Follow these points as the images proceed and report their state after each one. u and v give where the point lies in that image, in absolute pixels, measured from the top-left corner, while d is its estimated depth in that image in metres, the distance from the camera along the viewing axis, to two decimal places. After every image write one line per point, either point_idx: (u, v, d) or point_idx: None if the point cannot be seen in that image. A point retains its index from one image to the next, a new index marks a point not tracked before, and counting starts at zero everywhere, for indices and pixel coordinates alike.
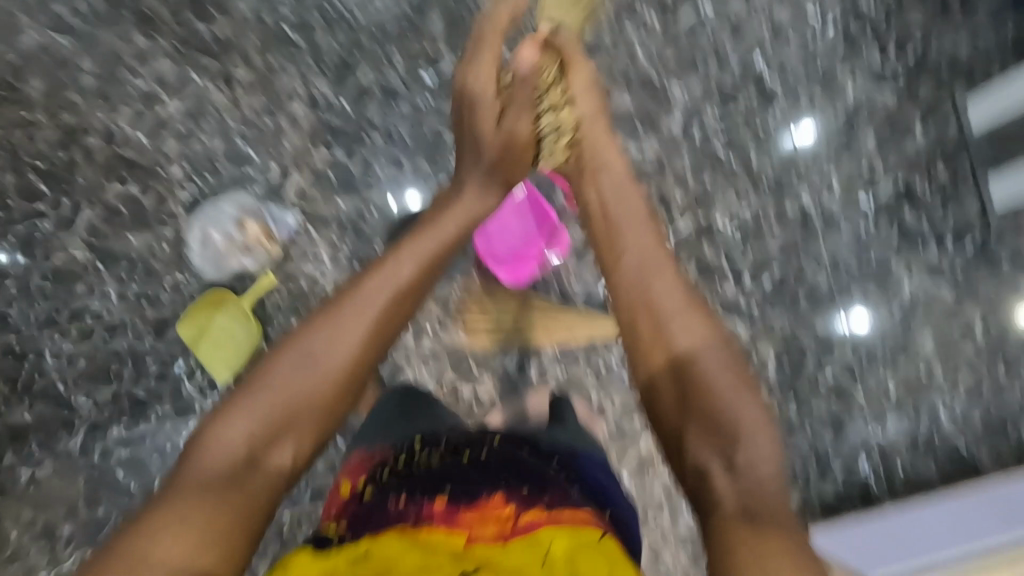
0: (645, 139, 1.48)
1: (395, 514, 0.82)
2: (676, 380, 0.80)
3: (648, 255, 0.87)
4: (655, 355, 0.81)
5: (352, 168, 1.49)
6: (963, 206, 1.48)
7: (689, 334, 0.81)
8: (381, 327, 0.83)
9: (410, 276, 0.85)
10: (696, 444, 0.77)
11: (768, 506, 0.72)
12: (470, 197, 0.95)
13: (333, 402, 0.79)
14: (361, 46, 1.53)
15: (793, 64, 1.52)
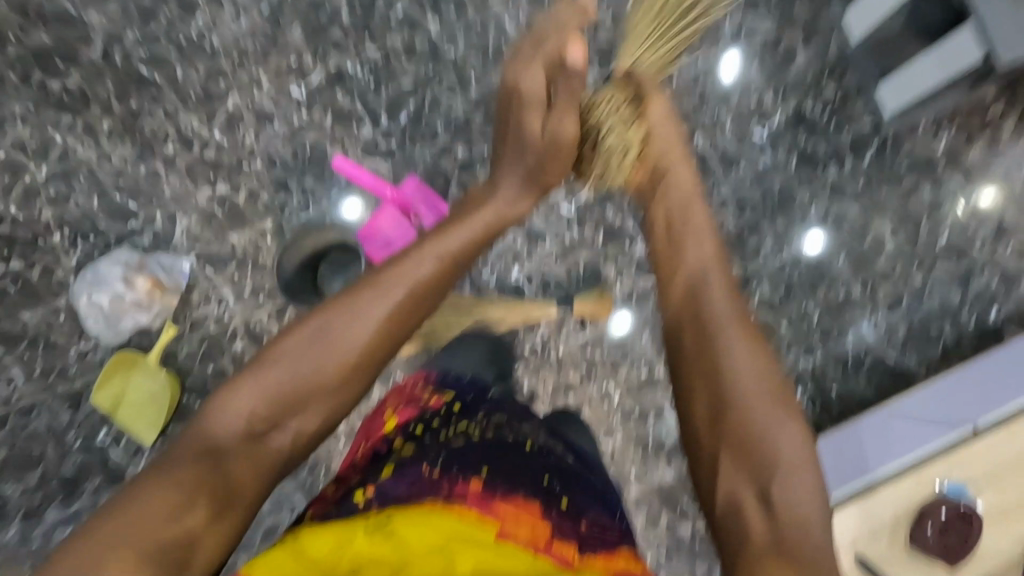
0: None
1: (426, 475, 0.89)
2: (710, 369, 0.85)
3: (710, 285, 0.92)
4: (694, 344, 0.88)
5: (241, 200, 1.44)
6: (856, 120, 1.48)
7: (715, 314, 0.89)
8: (393, 315, 0.86)
9: (428, 273, 0.89)
10: (730, 428, 0.83)
11: (799, 549, 0.75)
12: (502, 193, 1.00)
13: (344, 384, 0.83)
14: (224, 74, 1.48)
15: None
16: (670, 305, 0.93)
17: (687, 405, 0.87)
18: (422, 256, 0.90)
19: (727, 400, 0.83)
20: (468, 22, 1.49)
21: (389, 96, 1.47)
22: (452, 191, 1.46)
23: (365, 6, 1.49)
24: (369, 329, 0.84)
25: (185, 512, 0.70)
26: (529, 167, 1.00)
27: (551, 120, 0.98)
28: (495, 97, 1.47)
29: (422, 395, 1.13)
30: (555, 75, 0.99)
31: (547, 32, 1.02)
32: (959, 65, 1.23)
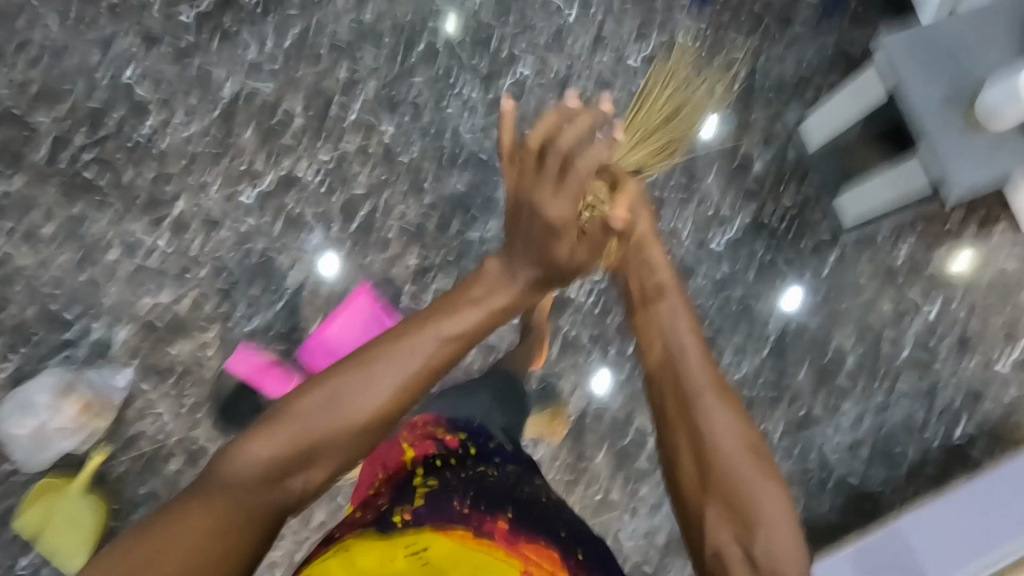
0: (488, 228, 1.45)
1: (454, 513, 0.81)
2: (687, 417, 0.79)
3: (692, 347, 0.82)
4: (676, 393, 0.80)
5: (185, 310, 1.39)
6: (816, 230, 1.45)
7: (700, 378, 0.79)
8: (421, 374, 0.77)
9: (467, 329, 0.78)
10: (716, 475, 0.76)
11: None
12: (519, 269, 0.78)
13: (363, 438, 0.75)
14: (172, 178, 1.44)
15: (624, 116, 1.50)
16: (651, 352, 0.83)
17: (667, 449, 0.81)
18: (461, 308, 0.78)
19: (705, 450, 0.77)
20: (423, 129, 1.48)
21: (341, 202, 1.44)
22: (402, 302, 1.41)
23: (319, 111, 1.48)
24: (395, 380, 0.76)
25: None
26: (543, 255, 0.75)
27: (579, 255, 0.74)
28: (449, 205, 1.45)
29: (438, 431, 1.01)
30: (508, 148, 0.74)
31: (530, 131, 0.70)
32: (909, 192, 1.21)
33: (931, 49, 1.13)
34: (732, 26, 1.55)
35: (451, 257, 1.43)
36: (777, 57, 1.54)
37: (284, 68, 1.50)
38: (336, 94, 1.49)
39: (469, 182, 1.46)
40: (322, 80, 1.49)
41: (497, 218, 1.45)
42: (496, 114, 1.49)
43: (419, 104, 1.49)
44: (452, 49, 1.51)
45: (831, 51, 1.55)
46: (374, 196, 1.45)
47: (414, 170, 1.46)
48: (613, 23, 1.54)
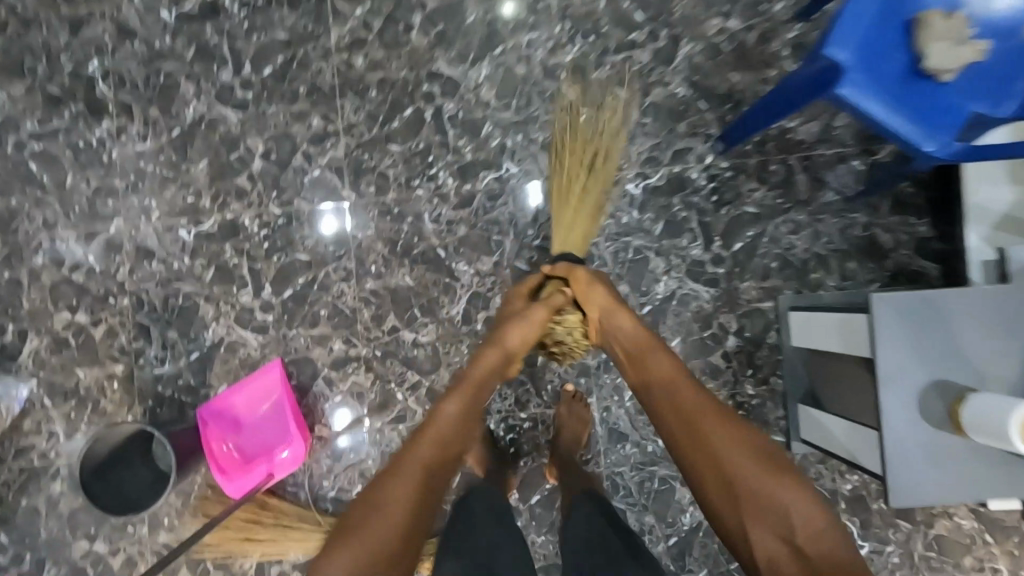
0: (423, 332, 1.34)
1: None
2: (696, 427, 0.83)
3: (674, 385, 0.88)
4: (676, 416, 0.85)
5: (98, 335, 1.35)
6: (767, 430, 1.33)
7: (691, 399, 0.86)
8: (458, 420, 0.88)
9: (477, 371, 0.93)
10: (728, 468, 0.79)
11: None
12: (509, 339, 0.94)
13: (430, 485, 0.82)
14: (115, 193, 1.36)
15: (602, 249, 1.35)
16: (647, 372, 0.91)
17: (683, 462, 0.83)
18: (465, 392, 0.90)
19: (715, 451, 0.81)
20: (385, 206, 1.35)
21: (279, 264, 1.35)
22: (316, 386, 1.34)
23: (281, 158, 1.36)
24: (450, 424, 0.87)
25: None
26: (528, 326, 0.95)
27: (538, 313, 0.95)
28: (390, 298, 1.34)
29: None
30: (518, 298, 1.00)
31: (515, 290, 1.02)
32: (869, 466, 1.06)
33: (918, 322, 0.98)
34: (758, 175, 1.35)
35: (377, 354, 1.34)
36: (795, 225, 1.34)
37: (256, 100, 1.36)
38: (303, 144, 1.36)
39: (417, 278, 1.35)
40: (292, 123, 1.36)
41: (436, 325, 1.34)
42: (466, 211, 1.35)
43: (387, 178, 1.36)
44: (439, 123, 1.35)
45: (860, 235, 1.34)
46: (315, 267, 1.35)
47: (363, 249, 1.35)
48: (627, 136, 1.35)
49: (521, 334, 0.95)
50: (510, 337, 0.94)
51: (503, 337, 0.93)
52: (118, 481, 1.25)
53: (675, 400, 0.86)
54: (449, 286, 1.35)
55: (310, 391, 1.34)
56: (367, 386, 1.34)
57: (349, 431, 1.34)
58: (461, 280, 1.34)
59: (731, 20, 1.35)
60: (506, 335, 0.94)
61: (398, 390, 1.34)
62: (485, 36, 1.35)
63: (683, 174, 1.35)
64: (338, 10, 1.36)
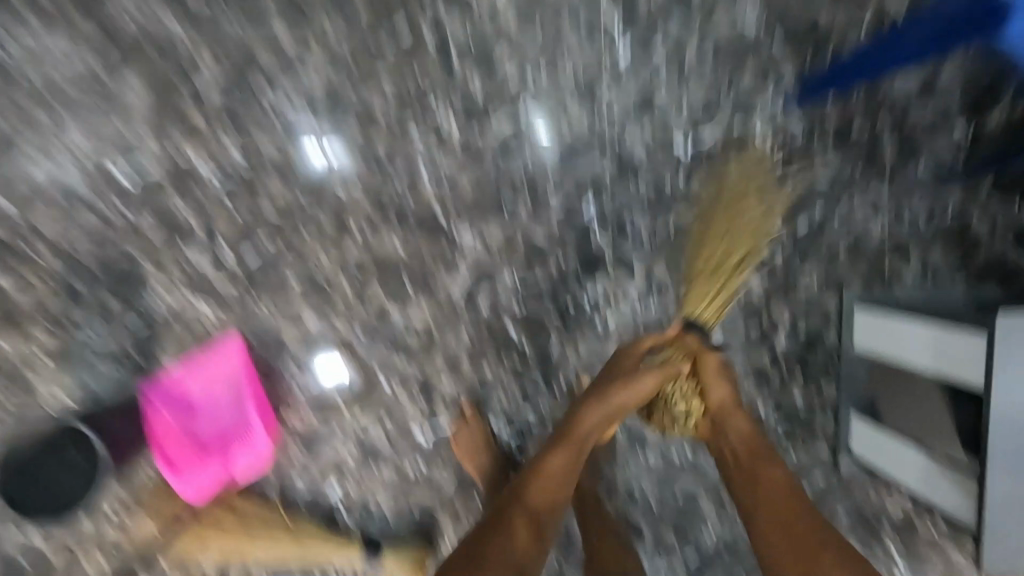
0: (417, 312, 1.12)
1: None
2: (778, 509, 0.85)
3: (771, 483, 0.88)
4: (789, 540, 0.81)
5: (10, 299, 1.09)
6: (813, 444, 1.14)
7: (778, 496, 0.86)
8: (561, 476, 0.90)
9: (585, 432, 0.92)
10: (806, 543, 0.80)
11: None
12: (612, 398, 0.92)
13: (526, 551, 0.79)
14: (25, 119, 1.06)
15: (637, 222, 1.11)
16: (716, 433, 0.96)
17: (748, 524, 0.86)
18: (566, 449, 0.92)
19: (803, 533, 0.81)
20: (373, 156, 1.09)
21: (241, 222, 1.10)
22: (286, 369, 1.13)
23: (242, 87, 1.07)
24: (557, 473, 0.90)
25: None
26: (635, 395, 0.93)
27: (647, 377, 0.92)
28: (376, 269, 1.11)
29: None
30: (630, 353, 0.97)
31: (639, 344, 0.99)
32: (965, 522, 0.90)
33: None
34: (835, 139, 1.09)
35: (359, 335, 1.12)
36: (873, 204, 1.10)
37: (208, 7, 1.05)
38: (270, 69, 1.07)
39: (410, 246, 1.11)
40: (255, 40, 1.06)
41: (431, 305, 1.11)
42: (472, 166, 1.09)
43: (375, 119, 1.08)
44: (443, 52, 1.07)
45: (950, 220, 1.10)
46: (286, 227, 1.10)
47: (345, 209, 1.10)
48: (678, 81, 1.08)
49: (592, 413, 0.93)
50: (634, 388, 0.92)
51: (610, 396, 0.92)
52: (37, 479, 1.04)
53: (785, 512, 0.84)
54: (449, 259, 1.11)
55: (278, 375, 1.13)
56: (347, 372, 1.13)
57: (325, 423, 1.14)
58: (463, 252, 1.10)
59: None
60: (595, 404, 0.93)
61: (384, 379, 1.13)
62: None
63: (743, 133, 1.10)
64: None
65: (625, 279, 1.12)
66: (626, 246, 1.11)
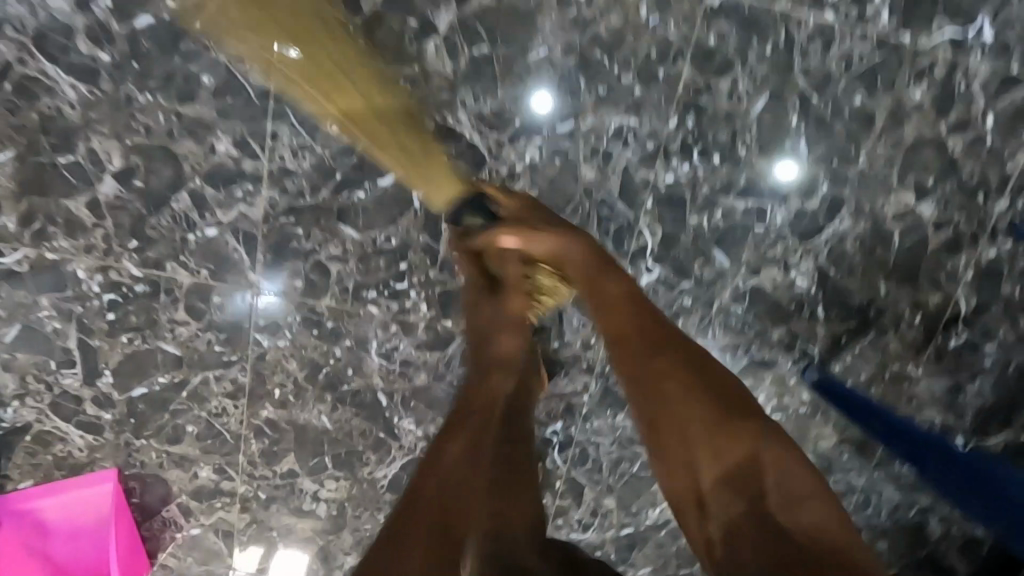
0: (332, 483, 0.96)
1: None
2: (715, 423, 0.65)
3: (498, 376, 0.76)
4: (714, 412, 0.66)
5: None
6: None
7: (660, 364, 0.69)
8: (466, 459, 0.65)
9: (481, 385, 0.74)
10: (738, 429, 0.64)
11: (711, 430, 0.65)
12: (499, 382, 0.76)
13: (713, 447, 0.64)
14: None
15: (602, 452, 0.97)
16: (631, 360, 0.70)
17: (814, 500, 0.59)
18: (459, 435, 0.68)
19: (708, 425, 0.65)
20: (313, 315, 0.86)
21: (132, 349, 0.87)
22: (167, 511, 0.97)
23: (152, 193, 0.79)
24: (459, 465, 0.65)
25: (722, 456, 0.63)
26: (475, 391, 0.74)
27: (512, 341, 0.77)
28: (293, 435, 0.93)
29: None
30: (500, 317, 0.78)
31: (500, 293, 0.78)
32: None
33: None
34: (839, 418, 0.98)
35: (262, 494, 0.97)
36: (847, 486, 1.02)
37: (115, 71, 0.74)
38: (195, 177, 0.79)
39: (338, 421, 0.92)
40: (179, 134, 0.77)
41: (350, 481, 0.96)
42: (433, 354, 0.89)
43: (325, 274, 0.84)
44: (431, 219, 0.82)
45: (914, 518, 1.04)
46: (190, 368, 0.88)
47: (268, 364, 0.89)
48: (698, 323, 0.90)
49: (508, 344, 0.77)
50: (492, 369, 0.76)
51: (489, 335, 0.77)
52: None
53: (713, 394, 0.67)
54: (382, 442, 0.94)
55: (157, 514, 0.97)
56: (238, 527, 0.98)
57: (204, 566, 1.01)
58: (399, 439, 0.94)
59: (927, 203, 0.86)
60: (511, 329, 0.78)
61: (280, 539, 1.00)
62: (546, 96, 0.78)
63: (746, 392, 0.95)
64: None
65: (659, 380, 0.68)
66: (582, 471, 0.98)
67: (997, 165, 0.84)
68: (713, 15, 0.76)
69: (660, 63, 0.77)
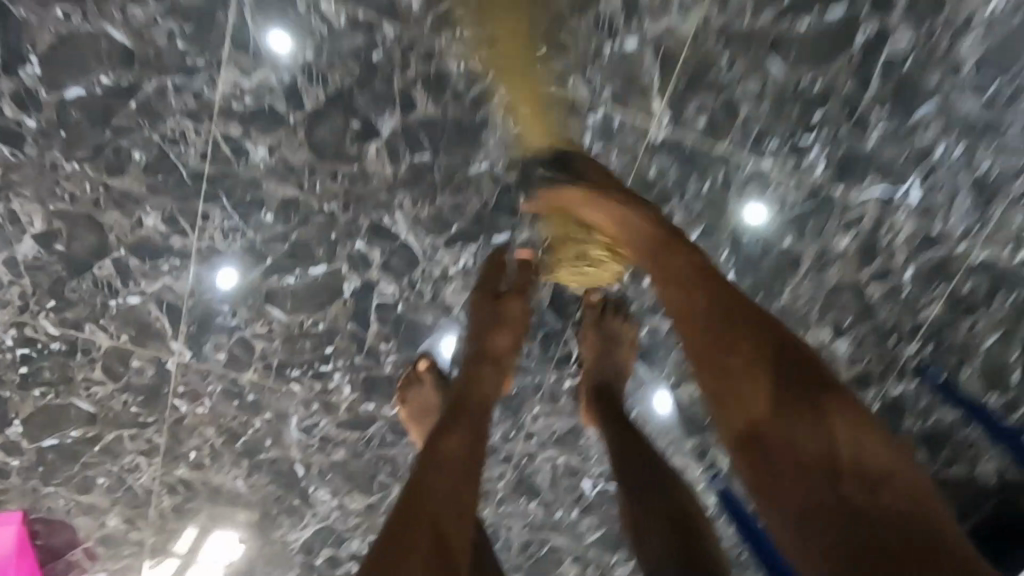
0: (243, 541, 0.97)
1: None
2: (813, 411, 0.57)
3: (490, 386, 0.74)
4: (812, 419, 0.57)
5: None
6: None
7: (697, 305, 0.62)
8: (463, 468, 0.64)
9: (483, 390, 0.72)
10: (834, 426, 0.57)
11: (832, 413, 0.58)
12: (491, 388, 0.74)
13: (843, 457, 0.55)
14: None
15: (513, 534, 1.00)
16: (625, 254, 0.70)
17: (862, 510, 0.53)
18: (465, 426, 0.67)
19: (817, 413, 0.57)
20: (235, 387, 0.86)
21: (44, 402, 0.85)
22: (73, 553, 0.97)
23: (73, 257, 0.77)
24: (451, 459, 0.63)
25: (832, 464, 0.55)
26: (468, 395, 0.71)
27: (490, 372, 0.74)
28: (206, 495, 0.93)
29: None
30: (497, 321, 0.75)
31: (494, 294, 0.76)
32: None
33: None
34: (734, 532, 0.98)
35: (171, 546, 0.97)
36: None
37: (43, 137, 0.72)
38: (117, 246, 0.77)
39: (254, 485, 0.93)
40: (106, 205, 0.75)
41: (261, 540, 0.97)
42: (353, 433, 0.90)
43: (248, 350, 0.84)
44: (360, 309, 0.83)
45: None
46: (105, 424, 0.87)
47: (186, 428, 0.88)
48: None
49: (506, 338, 0.76)
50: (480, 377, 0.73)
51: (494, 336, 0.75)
52: None
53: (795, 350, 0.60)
54: (296, 508, 0.95)
55: (61, 556, 0.97)
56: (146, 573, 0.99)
57: None
58: (314, 507, 0.95)
59: (840, 340, 0.89)
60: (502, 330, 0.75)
61: None
62: (488, 208, 0.78)
63: None
64: (250, 45, 0.69)
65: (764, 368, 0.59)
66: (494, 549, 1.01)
67: (911, 314, 0.88)
68: (654, 151, 0.78)
69: None
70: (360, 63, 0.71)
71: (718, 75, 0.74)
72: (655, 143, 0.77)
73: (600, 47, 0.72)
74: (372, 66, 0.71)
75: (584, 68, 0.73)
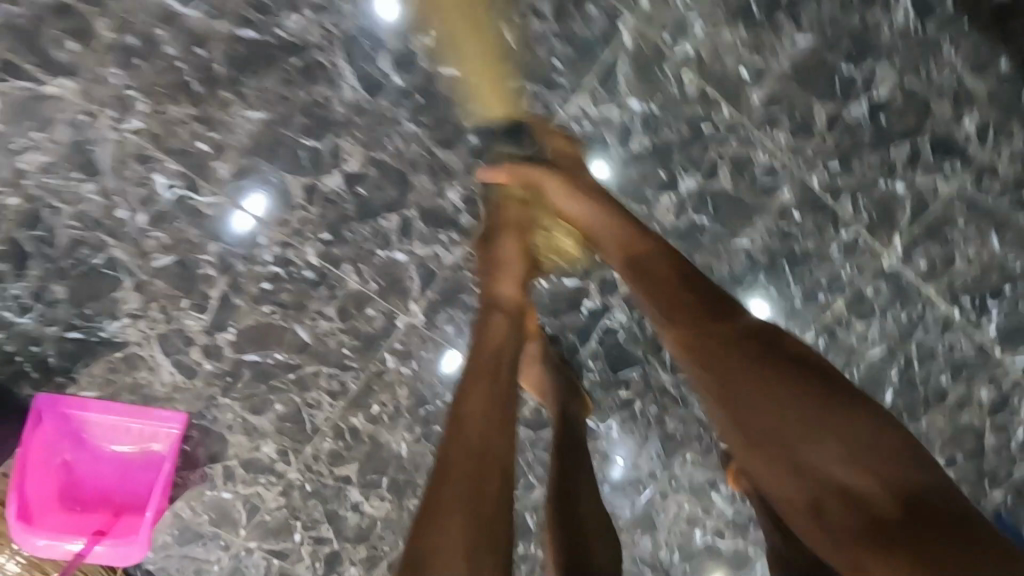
0: (375, 499, 1.00)
1: None
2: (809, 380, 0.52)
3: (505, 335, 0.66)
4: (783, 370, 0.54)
5: None
6: None
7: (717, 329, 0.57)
8: (481, 448, 0.57)
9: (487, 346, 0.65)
10: (822, 411, 0.51)
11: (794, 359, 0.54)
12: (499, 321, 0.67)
13: (836, 409, 0.51)
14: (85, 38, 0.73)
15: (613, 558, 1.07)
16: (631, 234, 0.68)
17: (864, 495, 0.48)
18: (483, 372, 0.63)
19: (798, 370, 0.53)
20: (445, 358, 0.92)
21: (268, 320, 0.88)
22: (209, 468, 0.97)
23: (369, 202, 0.83)
24: (473, 440, 0.57)
25: (819, 417, 0.51)
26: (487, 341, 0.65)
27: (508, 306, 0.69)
28: (366, 448, 0.97)
29: None
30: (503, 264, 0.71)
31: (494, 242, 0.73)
32: None
33: None
34: None
35: (308, 486, 0.99)
36: None
37: (402, 94, 0.78)
38: (412, 206, 0.83)
39: (413, 451, 0.97)
40: (421, 169, 0.82)
41: (391, 505, 1.00)
42: (526, 432, 0.98)
43: None
44: (587, 325, 0.93)
45: None
46: (310, 356, 0.91)
47: (382, 382, 0.93)
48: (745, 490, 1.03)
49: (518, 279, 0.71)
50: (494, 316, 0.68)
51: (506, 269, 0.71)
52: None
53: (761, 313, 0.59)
54: None
55: (198, 466, 0.97)
56: (269, 505, 1.00)
57: (215, 525, 1.01)
58: None
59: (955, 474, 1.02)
60: (506, 275, 0.71)
61: (300, 530, 1.01)
62: (729, 277, 0.91)
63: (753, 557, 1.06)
64: (612, 82, 0.79)
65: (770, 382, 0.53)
66: None
67: (1007, 465, 0.99)
68: (878, 274, 0.91)
69: (824, 289, 0.92)
70: (691, 127, 0.82)
71: (952, 232, 0.88)
72: (883, 268, 0.90)
73: (877, 179, 0.85)
74: (699, 134, 0.82)
75: (857, 192, 0.86)
